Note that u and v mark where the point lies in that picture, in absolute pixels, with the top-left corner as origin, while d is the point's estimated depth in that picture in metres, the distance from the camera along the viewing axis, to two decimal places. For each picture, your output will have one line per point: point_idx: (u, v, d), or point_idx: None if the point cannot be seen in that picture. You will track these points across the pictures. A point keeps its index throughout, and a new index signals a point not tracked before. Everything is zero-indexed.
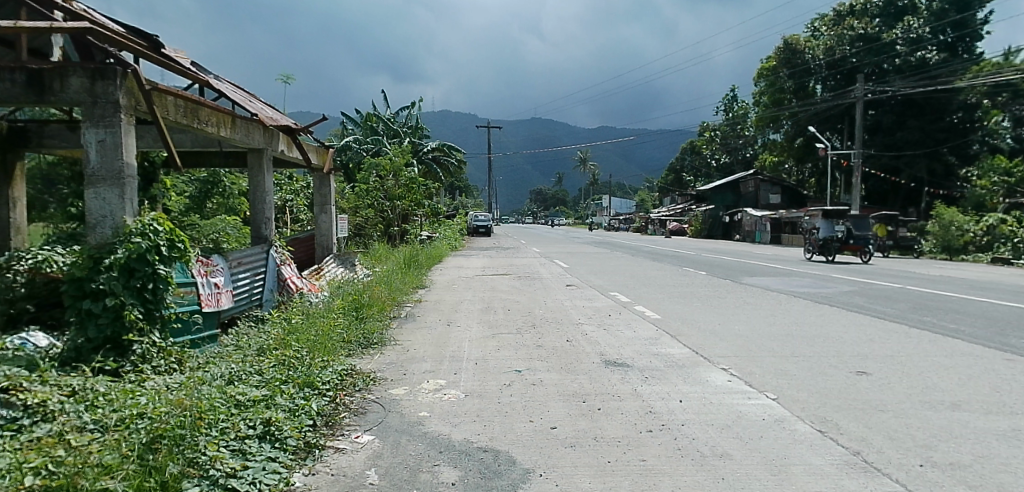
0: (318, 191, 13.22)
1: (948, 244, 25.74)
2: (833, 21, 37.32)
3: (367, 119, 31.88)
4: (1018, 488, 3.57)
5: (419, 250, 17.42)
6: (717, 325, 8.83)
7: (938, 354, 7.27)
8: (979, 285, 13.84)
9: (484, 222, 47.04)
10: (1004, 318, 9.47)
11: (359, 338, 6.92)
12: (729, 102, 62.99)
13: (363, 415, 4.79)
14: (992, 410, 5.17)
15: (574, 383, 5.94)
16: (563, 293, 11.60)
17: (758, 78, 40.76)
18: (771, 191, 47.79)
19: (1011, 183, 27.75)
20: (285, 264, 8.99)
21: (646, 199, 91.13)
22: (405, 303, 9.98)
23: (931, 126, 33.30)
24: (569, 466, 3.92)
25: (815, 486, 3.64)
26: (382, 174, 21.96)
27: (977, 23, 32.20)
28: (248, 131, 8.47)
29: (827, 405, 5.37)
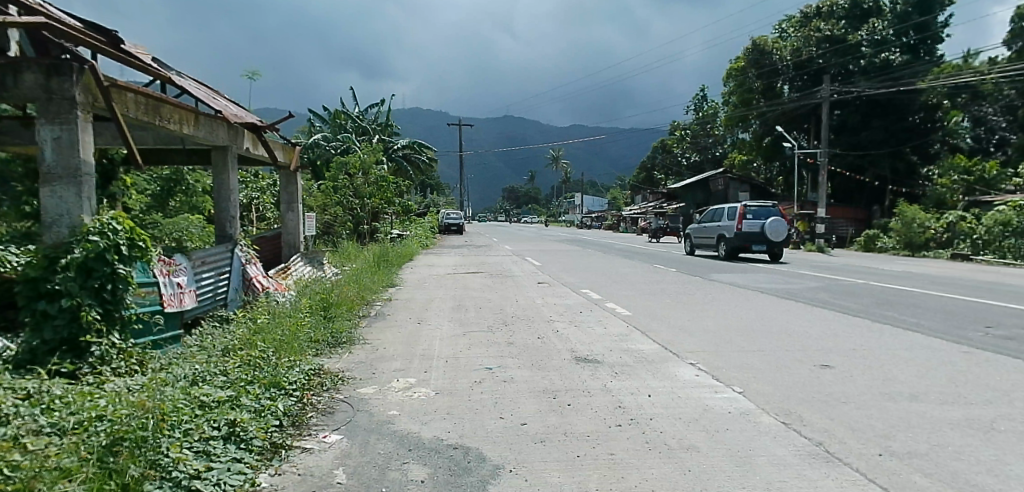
0: (285, 189, 13.03)
1: (910, 240, 26.45)
2: (800, 23, 37.98)
3: (336, 116, 31.54)
4: (970, 475, 3.73)
5: (389, 249, 17.22)
6: (686, 322, 8.93)
7: (900, 348, 7.46)
8: (940, 281, 14.34)
9: (456, 220, 46.90)
10: (960, 312, 9.86)
11: (327, 337, 6.86)
12: (699, 101, 63.82)
13: (331, 415, 4.76)
14: (945, 400, 5.38)
15: (544, 380, 5.99)
16: (535, 291, 11.64)
17: (727, 78, 41.27)
18: (740, 189, 48.62)
19: (970, 181, 29.48)
20: (251, 263, 8.87)
21: (618, 197, 91.95)
22: (374, 302, 9.87)
23: (895, 126, 34.28)
24: (538, 460, 3.98)
25: (778, 476, 3.73)
26: (352, 171, 21.92)
27: (937, 27, 33.05)
28: (212, 129, 8.30)
29: (791, 398, 5.50)
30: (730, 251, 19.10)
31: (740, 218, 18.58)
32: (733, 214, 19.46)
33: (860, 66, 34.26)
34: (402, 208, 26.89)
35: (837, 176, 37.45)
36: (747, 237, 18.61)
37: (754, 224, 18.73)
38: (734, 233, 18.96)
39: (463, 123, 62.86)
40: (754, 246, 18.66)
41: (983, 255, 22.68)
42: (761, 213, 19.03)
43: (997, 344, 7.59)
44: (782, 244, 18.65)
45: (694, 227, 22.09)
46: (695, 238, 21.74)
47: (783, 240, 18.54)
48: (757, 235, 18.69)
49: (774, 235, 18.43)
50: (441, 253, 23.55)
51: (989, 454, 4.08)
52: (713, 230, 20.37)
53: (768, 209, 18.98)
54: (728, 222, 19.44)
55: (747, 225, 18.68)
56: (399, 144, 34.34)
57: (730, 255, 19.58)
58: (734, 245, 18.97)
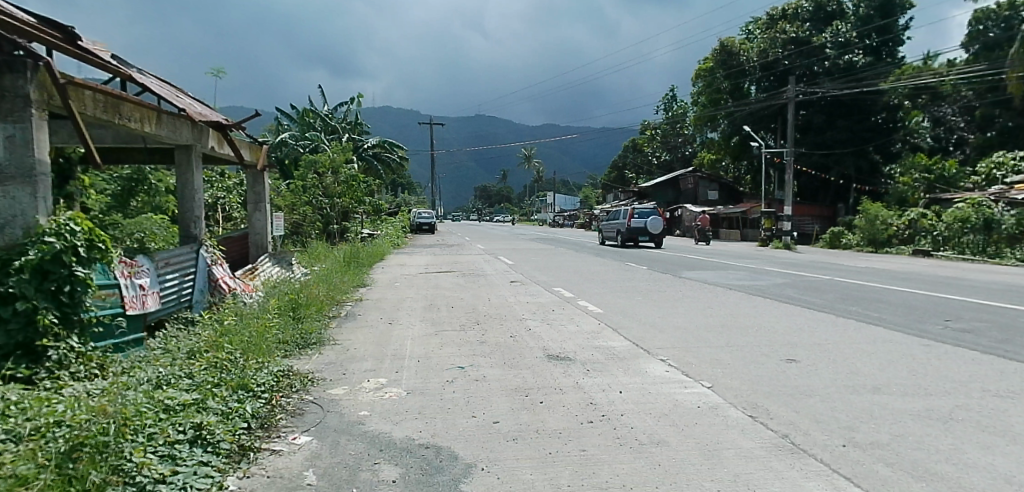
0: (252, 188, 12.85)
1: (873, 237, 27.18)
2: (766, 25, 38.70)
3: (304, 115, 31.17)
4: (929, 464, 3.86)
5: (360, 248, 17.10)
6: (657, 319, 9.04)
7: (863, 342, 7.70)
8: (901, 276, 14.82)
9: (428, 219, 46.71)
10: (920, 306, 10.20)
11: (296, 338, 6.78)
12: (669, 101, 64.64)
13: (301, 416, 4.72)
14: (906, 392, 5.56)
15: (517, 378, 6.02)
16: (507, 290, 11.66)
17: (696, 78, 41.79)
18: (710, 187, 50.26)
19: (931, 180, 30.54)
20: (217, 264, 8.73)
21: (591, 195, 92.72)
22: (344, 302, 9.80)
23: (858, 126, 35.08)
24: (511, 459, 3.99)
25: (745, 468, 3.83)
26: (321, 171, 21.70)
27: (898, 29, 34.35)
28: (174, 127, 8.11)
29: (758, 392, 5.62)
30: (623, 241, 26.65)
31: (629, 217, 26.10)
32: (626, 214, 27.11)
33: (825, 67, 35.15)
34: (372, 207, 26.81)
35: (803, 174, 38.39)
36: (634, 231, 26.07)
37: (639, 221, 26.31)
38: (626, 228, 26.54)
39: (434, 122, 62.55)
40: (640, 237, 26.27)
41: (943, 251, 23.51)
42: (645, 213, 26.64)
43: (955, 337, 7.88)
44: (659, 235, 26.10)
45: (605, 222, 29.48)
46: (605, 230, 29.10)
47: (660, 231, 25.96)
48: (641, 229, 26.25)
49: (652, 229, 25.91)
50: (412, 252, 23.47)
51: (947, 444, 4.23)
52: (613, 226, 27.84)
53: (650, 211, 26.56)
54: (623, 220, 27.08)
55: (635, 222, 26.11)
56: (369, 143, 34.15)
57: (626, 244, 27.13)
58: (627, 236, 26.48)
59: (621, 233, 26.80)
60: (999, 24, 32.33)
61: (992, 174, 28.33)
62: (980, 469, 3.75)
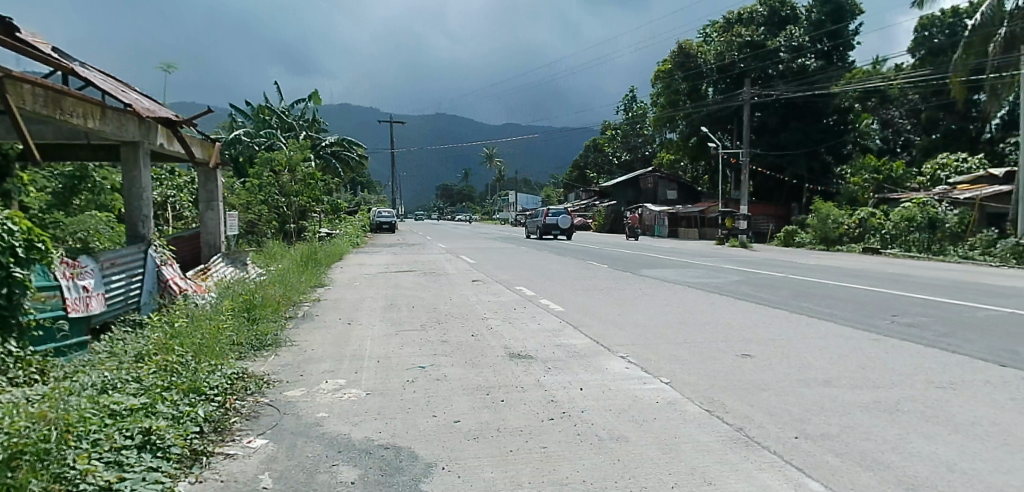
0: (204, 186, 12.54)
1: (825, 235, 28.14)
2: (723, 28, 39.64)
3: (259, 111, 30.60)
4: (877, 453, 4.03)
5: (318, 247, 16.89)
6: (618, 317, 9.17)
7: (814, 336, 7.99)
8: (851, 273, 15.39)
9: (388, 218, 46.29)
10: (869, 301, 10.63)
11: (251, 340, 6.64)
12: (629, 101, 65.68)
13: (256, 419, 4.63)
14: (856, 384, 5.79)
15: (478, 377, 6.03)
16: (469, 288, 11.69)
17: (655, 80, 42.41)
18: (669, 187, 50.61)
19: (879, 180, 31.69)
20: (167, 265, 8.48)
21: (553, 195, 93.35)
22: (301, 302, 9.65)
23: (810, 127, 36.15)
24: (472, 457, 4.00)
25: (702, 461, 3.93)
26: (277, 169, 21.33)
27: (848, 34, 35.78)
28: (120, 123, 7.74)
29: (714, 386, 5.77)
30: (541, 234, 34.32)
31: (545, 215, 33.83)
32: (543, 214, 34.84)
33: (779, 70, 36.15)
34: (330, 206, 26.47)
35: (758, 175, 39.52)
36: (549, 226, 33.63)
37: (553, 219, 34.06)
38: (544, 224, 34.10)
39: (394, 120, 61.87)
40: (553, 231, 34.00)
41: (891, 249, 24.47)
42: (558, 212, 34.34)
43: (902, 331, 8.24)
44: (569, 229, 33.77)
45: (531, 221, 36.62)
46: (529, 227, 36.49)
47: (569, 226, 33.42)
48: (554, 225, 33.94)
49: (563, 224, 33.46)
50: (372, 252, 23.25)
51: (894, 434, 4.42)
52: (533, 223, 35.47)
53: (561, 211, 34.32)
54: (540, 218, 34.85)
55: (549, 219, 33.89)
56: (327, 141, 33.64)
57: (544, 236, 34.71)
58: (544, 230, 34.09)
59: (540, 228, 34.58)
60: (943, 31, 33.98)
61: (936, 174, 29.95)
62: (924, 458, 3.92)
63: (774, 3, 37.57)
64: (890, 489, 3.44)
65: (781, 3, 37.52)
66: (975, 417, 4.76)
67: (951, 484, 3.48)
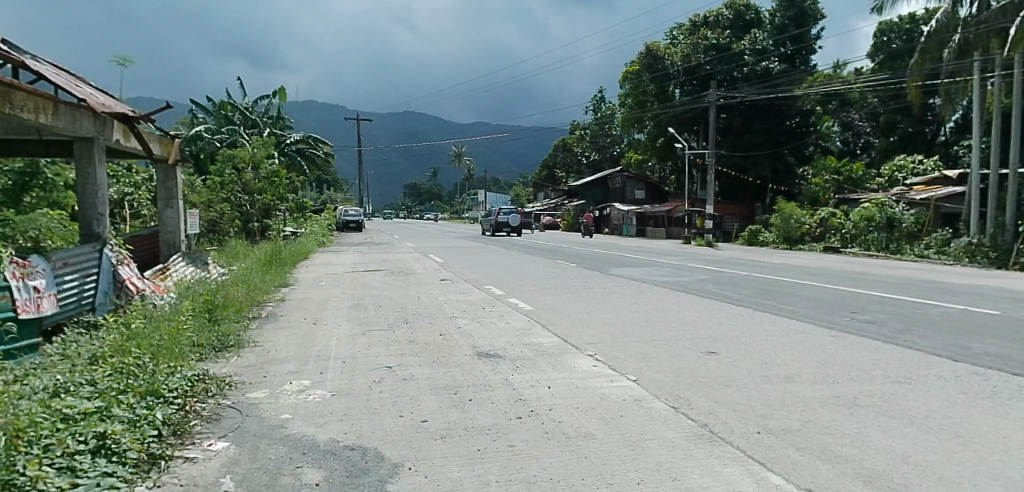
0: (163, 183, 12.25)
1: (788, 234, 28.86)
2: (689, 31, 40.26)
3: (221, 107, 29.98)
4: (836, 446, 4.16)
5: (282, 246, 16.62)
6: (586, 315, 9.25)
7: (776, 333, 8.20)
8: (812, 271, 15.82)
9: (355, 217, 45.68)
10: (828, 299, 10.97)
11: (212, 341, 6.50)
12: (597, 101, 66.25)
13: (217, 421, 4.53)
14: (816, 380, 5.96)
15: (446, 376, 6.02)
16: (438, 288, 11.66)
17: (623, 81, 42.74)
18: (636, 187, 51.24)
19: (840, 181, 32.67)
20: (123, 265, 8.23)
21: (522, 194, 93.59)
22: (265, 302, 9.49)
23: (774, 129, 36.94)
24: (439, 457, 4.00)
25: (667, 457, 4.00)
26: (240, 166, 20.97)
27: (810, 39, 36.78)
28: (74, 118, 7.58)
29: (680, 384, 5.87)
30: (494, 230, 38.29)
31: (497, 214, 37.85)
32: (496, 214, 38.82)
33: (743, 73, 36.87)
34: (296, 205, 26.01)
35: (724, 175, 40.27)
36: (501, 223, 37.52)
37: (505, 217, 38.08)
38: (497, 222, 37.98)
39: (361, 118, 61.07)
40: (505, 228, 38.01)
41: (851, 248, 25.19)
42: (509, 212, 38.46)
43: (861, 328, 8.51)
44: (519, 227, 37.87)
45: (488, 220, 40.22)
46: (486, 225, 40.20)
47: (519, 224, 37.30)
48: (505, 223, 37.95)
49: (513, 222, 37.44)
50: (338, 251, 22.99)
51: (852, 427, 4.57)
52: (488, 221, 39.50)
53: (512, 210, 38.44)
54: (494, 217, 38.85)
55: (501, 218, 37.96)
56: (292, 138, 33.11)
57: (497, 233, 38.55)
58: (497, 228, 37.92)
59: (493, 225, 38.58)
60: (900, 36, 35.15)
61: (893, 176, 31.02)
62: (879, 451, 4.07)
63: (739, 7, 38.34)
64: (847, 481, 3.56)
65: (745, 7, 38.34)
66: (929, 410, 4.95)
67: (906, 476, 3.61)
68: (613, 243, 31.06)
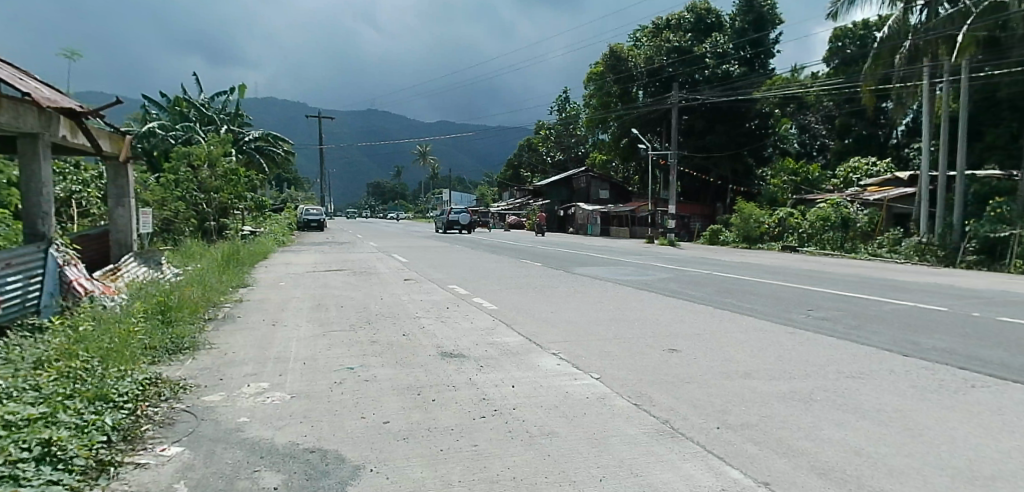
0: (113, 182, 11.83)
1: (748, 234, 29.62)
2: (652, 33, 40.93)
3: (176, 103, 29.19)
4: (792, 440, 4.29)
5: (240, 246, 16.24)
6: (551, 314, 9.32)
7: (735, 331, 8.40)
8: (771, 270, 16.27)
9: (316, 216, 44.87)
10: (785, 297, 11.29)
11: (165, 344, 6.32)
12: (562, 101, 66.72)
13: (171, 425, 4.41)
14: (773, 375, 6.13)
15: (409, 376, 5.99)
16: (401, 287, 11.58)
17: (588, 82, 43.07)
18: (601, 187, 51.94)
19: (796, 182, 33.66)
20: (70, 265, 7.92)
21: (487, 193, 93.62)
22: (222, 303, 9.27)
23: (734, 131, 37.76)
24: (400, 458, 3.98)
25: (629, 453, 4.07)
26: (196, 163, 20.42)
27: (769, 43, 37.68)
28: (16, 113, 7.26)
29: (642, 381, 5.97)
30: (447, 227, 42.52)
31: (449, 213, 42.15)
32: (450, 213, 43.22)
33: (705, 76, 37.62)
34: (253, 203, 25.63)
35: (687, 176, 41.03)
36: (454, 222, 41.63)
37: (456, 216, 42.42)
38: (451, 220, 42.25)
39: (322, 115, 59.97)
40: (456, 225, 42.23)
41: (807, 247, 25.98)
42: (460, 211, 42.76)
43: (817, 325, 8.79)
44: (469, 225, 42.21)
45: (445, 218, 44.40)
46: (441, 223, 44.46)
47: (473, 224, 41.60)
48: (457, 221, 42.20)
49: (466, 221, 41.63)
50: (299, 250, 22.65)
51: (808, 422, 4.71)
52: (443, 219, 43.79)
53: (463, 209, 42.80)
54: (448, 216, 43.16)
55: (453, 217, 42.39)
56: (251, 135, 32.39)
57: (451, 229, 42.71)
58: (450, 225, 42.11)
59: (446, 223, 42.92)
60: (854, 42, 36.38)
61: (848, 177, 32.11)
62: (834, 443, 4.21)
63: (700, 11, 39.13)
64: (802, 474, 3.67)
65: (706, 11, 39.15)
66: (879, 404, 5.15)
67: (859, 467, 3.75)
68: (578, 242, 31.31)
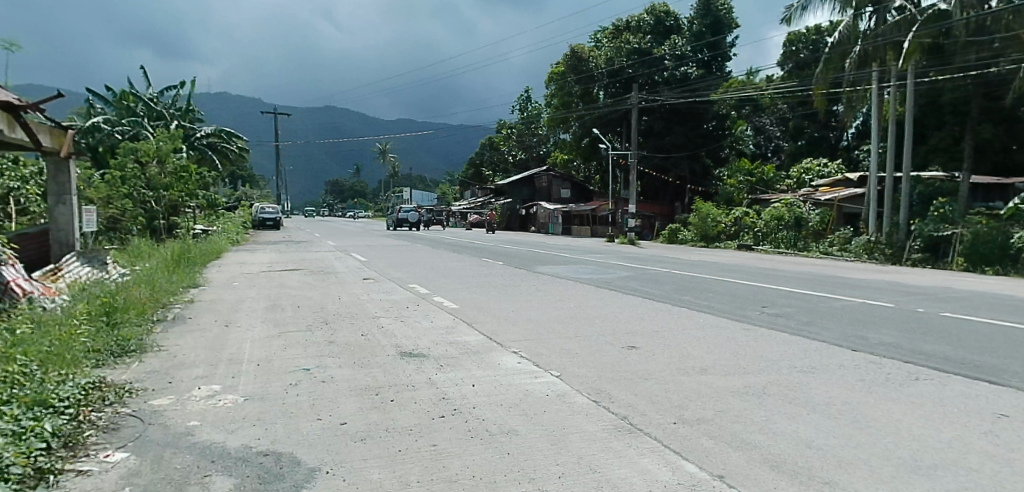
0: (53, 178, 11.46)
1: (706, 233, 30.31)
2: (612, 34, 41.51)
3: (123, 97, 28.21)
4: (745, 434, 4.42)
5: (191, 245, 15.78)
6: (512, 312, 9.37)
7: (692, 327, 8.60)
8: (728, 268, 16.69)
9: (272, 214, 43.85)
10: (741, 294, 11.60)
11: (110, 347, 6.10)
12: (523, 100, 66.91)
13: (116, 431, 4.27)
14: (728, 371, 6.30)
15: (367, 377, 5.93)
16: (360, 287, 11.45)
17: (549, 81, 43.29)
18: (562, 186, 52.39)
19: (752, 182, 34.57)
20: (7, 266, 7.57)
21: (449, 192, 93.17)
22: (172, 304, 9.00)
23: (692, 132, 38.48)
24: (358, 459, 3.94)
25: (587, 450, 4.13)
26: (144, 159, 19.82)
27: (726, 46, 38.54)
28: None
29: (601, 378, 6.05)
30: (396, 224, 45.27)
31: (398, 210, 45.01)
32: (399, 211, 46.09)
33: (664, 77, 38.27)
34: (205, 201, 24.87)
35: (646, 176, 42.14)
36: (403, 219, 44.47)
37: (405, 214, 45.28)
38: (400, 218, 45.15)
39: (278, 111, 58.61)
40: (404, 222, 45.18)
41: (762, 245, 26.74)
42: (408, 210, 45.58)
43: (771, 321, 9.05)
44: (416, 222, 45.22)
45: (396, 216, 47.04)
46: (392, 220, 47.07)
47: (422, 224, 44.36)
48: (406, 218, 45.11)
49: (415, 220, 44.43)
50: (253, 249, 22.14)
51: (761, 415, 4.86)
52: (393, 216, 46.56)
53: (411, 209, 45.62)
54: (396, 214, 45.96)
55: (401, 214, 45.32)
56: (203, 131, 31.48)
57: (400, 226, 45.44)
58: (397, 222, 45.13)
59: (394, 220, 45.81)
60: (808, 47, 37.54)
61: (801, 178, 33.16)
62: (786, 436, 4.36)
63: (660, 13, 39.80)
64: (755, 467, 3.79)
65: (665, 14, 39.82)
66: (828, 397, 5.36)
67: (809, 459, 3.89)
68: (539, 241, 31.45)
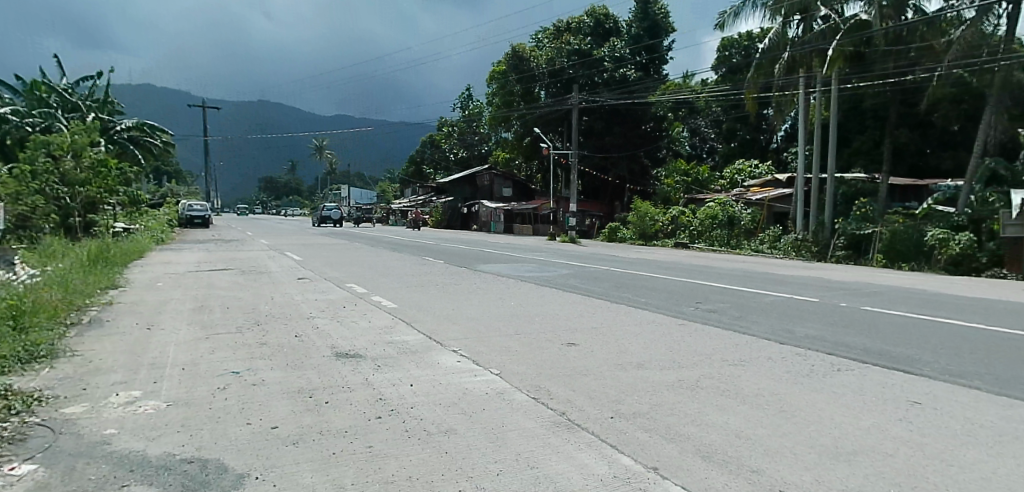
0: None
1: (644, 231, 31.10)
2: (553, 35, 42.23)
3: (34, 87, 26.57)
4: (679, 426, 4.59)
5: (110, 245, 14.95)
6: (453, 311, 9.35)
7: (629, 323, 8.83)
8: (665, 265, 17.20)
9: (201, 212, 42.00)
10: (676, 291, 11.98)
11: (17, 352, 5.73)
12: (465, 98, 66.80)
13: (23, 442, 4.02)
14: (663, 366, 6.50)
15: (301, 379, 5.80)
16: (294, 287, 11.15)
17: (491, 81, 43.30)
18: (504, 185, 51.93)
19: (688, 182, 35.70)
20: None
21: (389, 189, 91.69)
22: (89, 306, 8.53)
23: (631, 132, 39.51)
24: (290, 463, 3.87)
25: (526, 446, 4.20)
26: (57, 153, 19.01)
27: (663, 49, 39.28)
28: None
29: (540, 375, 6.13)
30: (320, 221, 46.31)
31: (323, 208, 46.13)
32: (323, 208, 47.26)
33: (604, 78, 39.08)
34: (126, 198, 23.57)
35: (587, 175, 42.47)
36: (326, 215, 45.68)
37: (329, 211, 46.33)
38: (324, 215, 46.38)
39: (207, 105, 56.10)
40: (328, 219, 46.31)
41: (697, 243, 27.64)
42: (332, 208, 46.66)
43: (705, 317, 9.40)
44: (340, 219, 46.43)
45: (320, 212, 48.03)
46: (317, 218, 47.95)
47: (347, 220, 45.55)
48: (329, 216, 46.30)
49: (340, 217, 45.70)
50: (179, 249, 21.17)
51: (694, 408, 5.06)
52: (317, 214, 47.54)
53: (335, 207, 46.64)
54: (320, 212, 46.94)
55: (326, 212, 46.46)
56: (123, 125, 29.94)
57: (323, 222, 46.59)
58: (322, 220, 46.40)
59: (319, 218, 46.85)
60: (740, 52, 39.10)
61: (733, 178, 34.89)
62: (718, 427, 4.56)
63: (599, 16, 40.56)
64: (687, 458, 3.95)
65: (604, 16, 40.68)
66: (757, 389, 5.62)
67: (737, 449, 4.09)
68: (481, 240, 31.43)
